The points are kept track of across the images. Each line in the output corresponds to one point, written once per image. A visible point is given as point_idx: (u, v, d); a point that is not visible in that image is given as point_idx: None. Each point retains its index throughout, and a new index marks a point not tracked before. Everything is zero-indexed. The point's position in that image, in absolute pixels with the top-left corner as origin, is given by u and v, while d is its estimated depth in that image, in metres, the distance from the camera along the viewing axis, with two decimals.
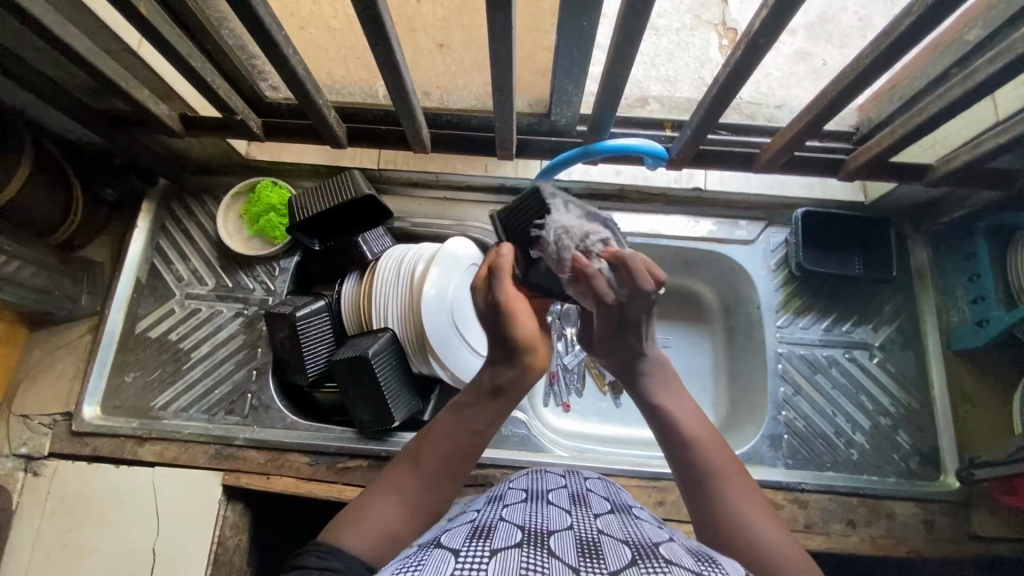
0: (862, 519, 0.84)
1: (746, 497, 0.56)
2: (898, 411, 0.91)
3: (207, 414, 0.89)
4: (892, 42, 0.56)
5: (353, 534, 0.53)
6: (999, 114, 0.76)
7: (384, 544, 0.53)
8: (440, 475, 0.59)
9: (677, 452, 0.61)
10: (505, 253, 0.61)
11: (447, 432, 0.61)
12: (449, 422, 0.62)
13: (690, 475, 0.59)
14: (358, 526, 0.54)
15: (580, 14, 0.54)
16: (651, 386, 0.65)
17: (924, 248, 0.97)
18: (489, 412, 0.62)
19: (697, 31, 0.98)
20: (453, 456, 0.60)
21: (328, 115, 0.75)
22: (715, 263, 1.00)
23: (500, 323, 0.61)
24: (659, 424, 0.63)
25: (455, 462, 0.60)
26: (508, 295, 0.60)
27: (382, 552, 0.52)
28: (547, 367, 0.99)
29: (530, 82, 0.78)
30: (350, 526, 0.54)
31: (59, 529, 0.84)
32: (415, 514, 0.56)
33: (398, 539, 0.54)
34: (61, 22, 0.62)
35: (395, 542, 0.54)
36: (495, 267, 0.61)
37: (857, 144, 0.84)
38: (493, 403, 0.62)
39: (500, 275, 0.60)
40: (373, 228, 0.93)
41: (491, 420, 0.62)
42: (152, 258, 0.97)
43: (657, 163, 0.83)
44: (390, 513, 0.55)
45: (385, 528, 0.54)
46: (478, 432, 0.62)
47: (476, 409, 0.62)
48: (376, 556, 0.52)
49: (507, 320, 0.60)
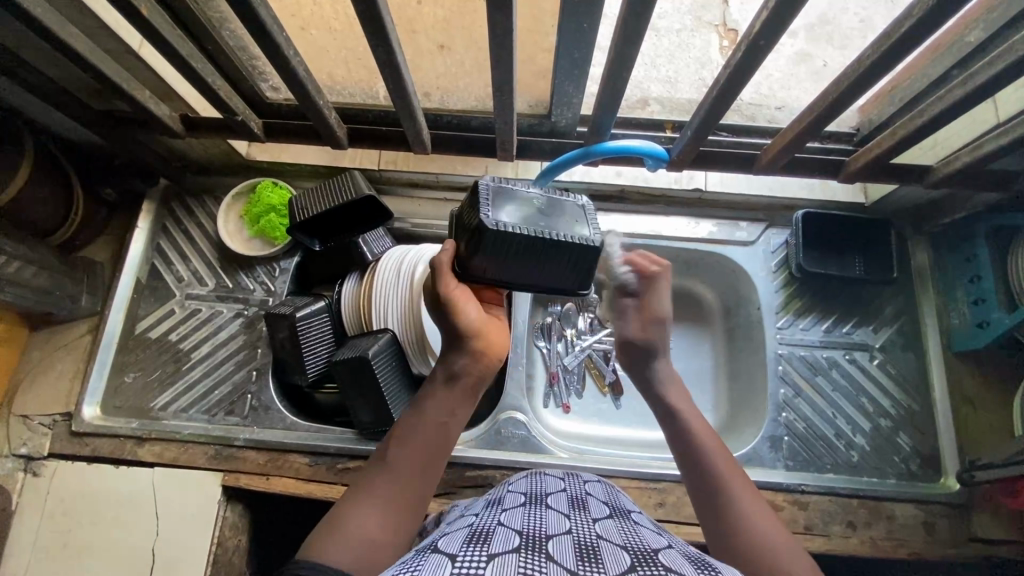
0: (863, 521, 0.84)
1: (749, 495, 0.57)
2: (899, 412, 0.91)
3: (206, 415, 0.89)
4: (893, 43, 0.56)
5: (331, 545, 0.50)
6: (1000, 116, 0.76)
7: (366, 551, 0.51)
8: (411, 472, 0.58)
9: (684, 451, 0.62)
10: (447, 249, 0.62)
11: (414, 429, 0.60)
12: (414, 418, 0.61)
13: (694, 471, 0.60)
14: (336, 536, 0.51)
15: (581, 15, 0.54)
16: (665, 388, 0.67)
17: (925, 249, 0.97)
18: (449, 404, 0.62)
19: (698, 32, 0.98)
20: (422, 453, 0.59)
21: (329, 115, 0.75)
22: (715, 264, 1.00)
23: (444, 316, 0.62)
24: (669, 423, 0.65)
25: (424, 457, 0.59)
26: (448, 290, 0.61)
27: (365, 559, 0.50)
28: (548, 367, 0.99)
29: (530, 83, 0.78)
30: (328, 538, 0.51)
31: (59, 530, 0.84)
32: (393, 518, 0.55)
33: (379, 544, 0.52)
34: (61, 23, 0.62)
35: (376, 548, 0.52)
36: (435, 265, 0.62)
37: (857, 145, 0.84)
38: (453, 395, 0.62)
39: (440, 271, 0.61)
40: (373, 229, 0.94)
41: (453, 412, 0.62)
42: (152, 258, 0.97)
43: (656, 164, 0.82)
44: (368, 519, 0.53)
45: (364, 536, 0.52)
46: (444, 424, 0.61)
47: (436, 402, 0.62)
48: (360, 564, 0.50)
49: (449, 314, 0.61)
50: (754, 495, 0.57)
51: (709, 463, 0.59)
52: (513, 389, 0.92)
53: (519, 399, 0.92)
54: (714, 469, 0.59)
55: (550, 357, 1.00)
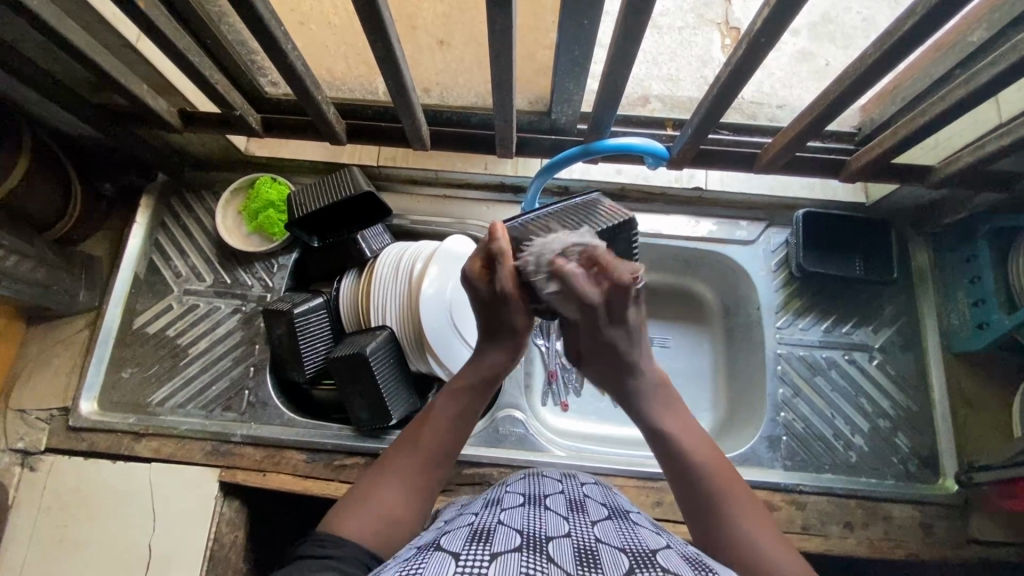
0: (859, 521, 0.83)
1: (740, 507, 0.58)
2: (897, 413, 0.90)
3: (204, 411, 0.89)
4: (896, 41, 0.55)
5: (353, 522, 0.55)
6: (1002, 116, 0.75)
7: (387, 531, 0.55)
8: (433, 457, 0.62)
9: (670, 466, 0.63)
10: (500, 237, 0.60)
11: (440, 419, 0.64)
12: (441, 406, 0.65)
13: (682, 489, 0.61)
14: (357, 513, 0.56)
15: (581, 11, 0.54)
16: (645, 402, 0.66)
17: (924, 249, 0.96)
18: (476, 395, 0.66)
19: (700, 30, 0.97)
20: (445, 439, 0.63)
21: (328, 110, 0.75)
22: (714, 263, 1.00)
23: (500, 303, 0.63)
24: (657, 441, 0.65)
25: (447, 446, 0.63)
26: (511, 286, 0.61)
27: (383, 535, 0.55)
28: (547, 365, 0.96)
29: (531, 79, 0.78)
30: (348, 513, 0.56)
31: (56, 524, 0.84)
32: (415, 498, 0.59)
33: (398, 524, 0.56)
34: (58, 15, 0.62)
35: (396, 528, 0.56)
36: (494, 254, 0.61)
37: (860, 144, 0.83)
38: (478, 389, 0.66)
39: (501, 262, 0.60)
40: (372, 224, 0.93)
41: (475, 404, 0.66)
42: (150, 253, 0.97)
43: (657, 163, 0.83)
44: (390, 499, 0.58)
45: (386, 513, 0.56)
46: (464, 414, 0.65)
47: (462, 394, 0.66)
48: (379, 542, 0.54)
49: (511, 307, 0.63)
50: (753, 505, 0.58)
51: (697, 482, 0.60)
52: (512, 388, 0.92)
53: (517, 398, 0.91)
54: (703, 480, 0.60)
55: (549, 355, 0.96)
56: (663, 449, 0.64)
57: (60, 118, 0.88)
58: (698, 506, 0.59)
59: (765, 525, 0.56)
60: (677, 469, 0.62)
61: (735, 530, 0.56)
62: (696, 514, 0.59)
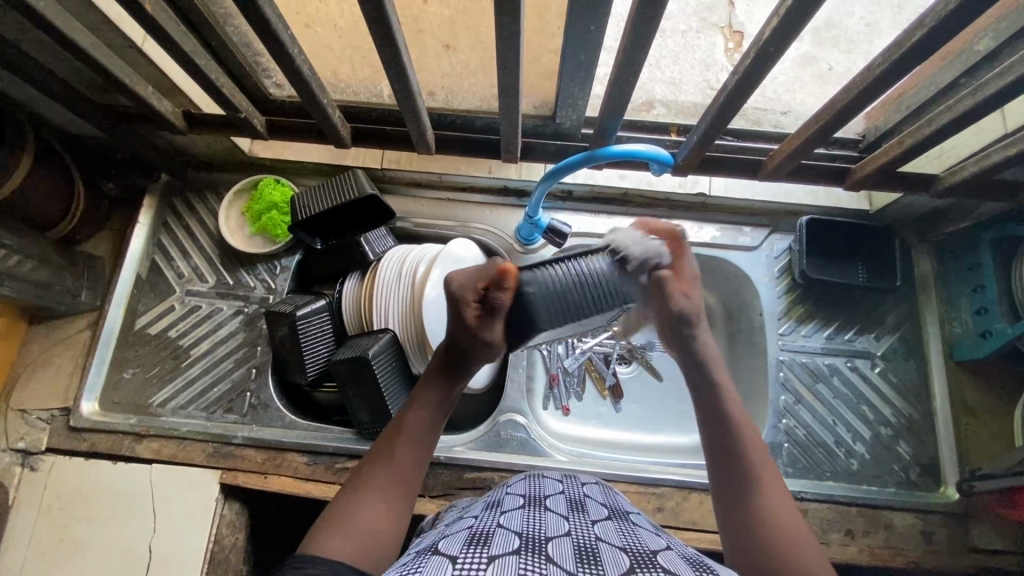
0: (861, 529, 0.83)
1: (773, 495, 0.56)
2: (899, 421, 0.90)
3: (205, 412, 0.89)
4: (904, 52, 0.55)
5: (330, 542, 0.52)
6: (1007, 126, 0.76)
7: (366, 546, 0.53)
8: (406, 471, 0.60)
9: (712, 436, 0.60)
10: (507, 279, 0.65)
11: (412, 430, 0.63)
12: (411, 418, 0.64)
13: (716, 459, 0.59)
14: (334, 535, 0.53)
15: (589, 17, 0.54)
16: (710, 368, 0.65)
17: (929, 257, 0.96)
18: (439, 411, 0.65)
19: (703, 33, 0.95)
20: (418, 456, 0.62)
21: (333, 114, 0.75)
22: (718, 268, 1.00)
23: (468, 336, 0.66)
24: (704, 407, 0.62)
25: (420, 460, 0.62)
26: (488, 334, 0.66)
27: (363, 550, 0.53)
28: (548, 369, 0.98)
29: (535, 83, 0.78)
30: (326, 532, 0.54)
31: (57, 525, 0.83)
32: (393, 512, 0.57)
33: (382, 540, 0.55)
34: (65, 18, 0.62)
35: (375, 543, 0.54)
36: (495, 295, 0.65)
37: (864, 152, 0.85)
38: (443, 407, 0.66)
39: (497, 308, 0.65)
40: (376, 227, 0.93)
41: (439, 421, 0.65)
42: (153, 254, 0.97)
43: (662, 168, 0.81)
44: (367, 517, 0.55)
45: (363, 533, 0.54)
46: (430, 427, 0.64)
47: (430, 410, 0.65)
48: (358, 558, 0.52)
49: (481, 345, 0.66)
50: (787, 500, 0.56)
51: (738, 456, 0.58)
52: (514, 391, 0.93)
53: (519, 401, 0.92)
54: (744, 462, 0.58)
55: (550, 358, 0.98)
56: (709, 424, 0.61)
57: (64, 118, 0.88)
58: (734, 481, 0.57)
59: (792, 513, 0.55)
60: (719, 439, 0.60)
61: (765, 516, 0.54)
62: (727, 490, 0.57)
